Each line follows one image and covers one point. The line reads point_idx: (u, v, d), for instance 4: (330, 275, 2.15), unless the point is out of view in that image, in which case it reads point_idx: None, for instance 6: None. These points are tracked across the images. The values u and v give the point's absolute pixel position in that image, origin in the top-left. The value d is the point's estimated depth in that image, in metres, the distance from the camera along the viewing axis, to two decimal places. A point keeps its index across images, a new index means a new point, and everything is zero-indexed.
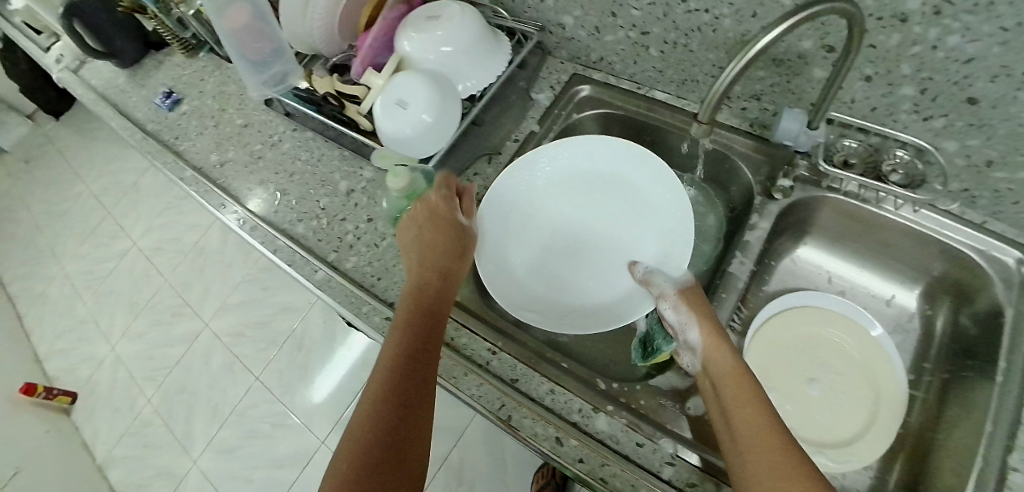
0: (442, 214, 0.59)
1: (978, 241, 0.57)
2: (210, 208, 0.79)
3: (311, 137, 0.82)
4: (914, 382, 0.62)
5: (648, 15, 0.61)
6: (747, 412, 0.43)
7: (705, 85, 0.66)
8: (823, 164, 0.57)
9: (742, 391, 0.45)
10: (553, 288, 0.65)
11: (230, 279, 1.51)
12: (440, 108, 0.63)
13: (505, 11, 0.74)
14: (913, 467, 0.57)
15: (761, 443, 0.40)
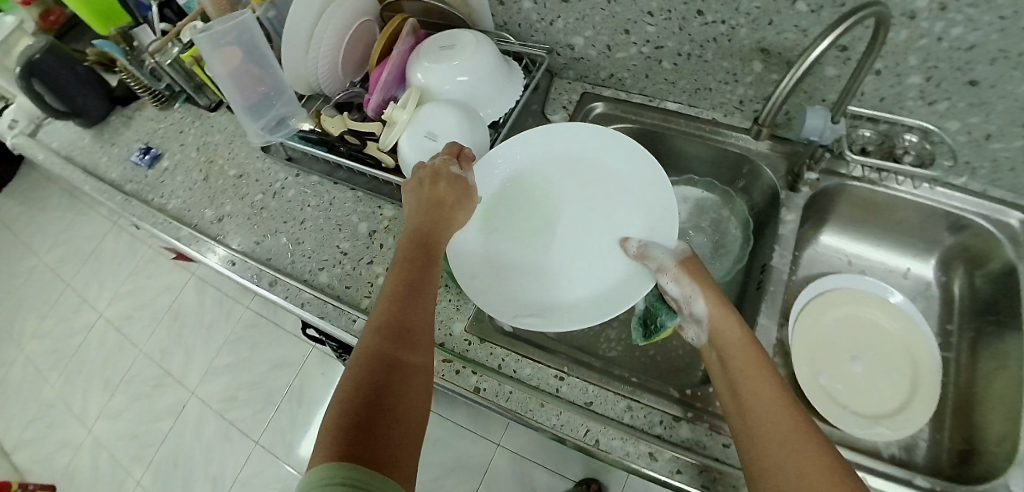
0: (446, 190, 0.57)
1: (983, 207, 0.64)
2: (194, 254, 0.75)
3: (318, 181, 0.77)
4: (945, 345, 0.68)
5: (663, 30, 0.63)
6: (758, 384, 0.44)
7: (719, 92, 0.68)
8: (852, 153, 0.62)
9: (750, 363, 0.46)
10: (540, 281, 0.60)
11: (213, 339, 1.40)
12: (472, 137, 0.63)
13: (510, 36, 0.73)
14: (963, 421, 0.61)
15: (776, 417, 0.41)
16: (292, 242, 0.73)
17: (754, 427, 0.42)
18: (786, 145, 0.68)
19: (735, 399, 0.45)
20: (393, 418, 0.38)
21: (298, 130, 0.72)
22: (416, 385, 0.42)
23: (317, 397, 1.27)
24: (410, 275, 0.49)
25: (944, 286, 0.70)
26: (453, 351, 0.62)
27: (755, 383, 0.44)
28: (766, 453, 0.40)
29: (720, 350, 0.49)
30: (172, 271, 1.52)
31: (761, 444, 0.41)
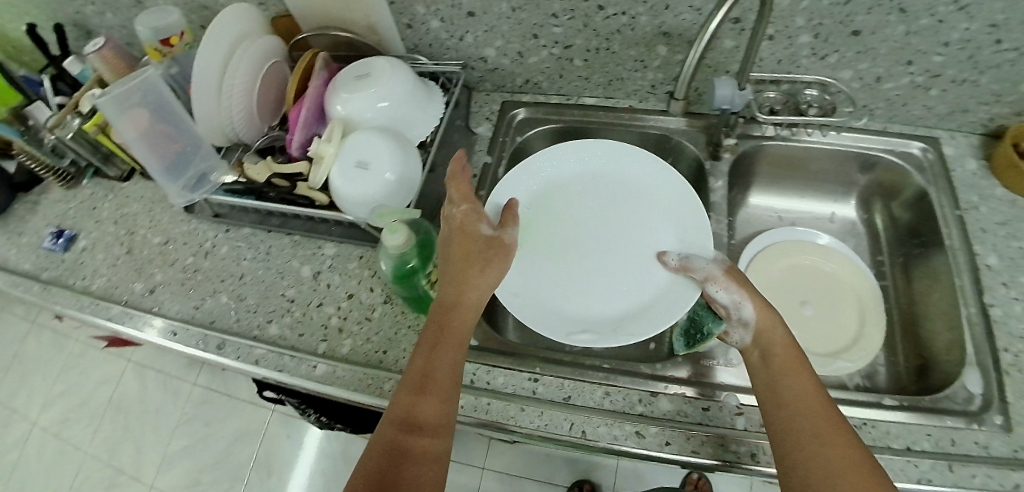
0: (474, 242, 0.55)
1: (889, 144, 0.71)
2: (127, 331, 0.70)
3: (251, 233, 0.74)
4: (881, 273, 0.75)
5: (569, 29, 0.65)
6: (805, 388, 0.46)
7: (632, 80, 0.71)
8: (761, 115, 0.65)
9: (798, 369, 0.48)
10: (585, 297, 0.62)
11: (161, 427, 1.30)
12: (403, 161, 0.62)
13: (424, 57, 0.73)
14: (913, 336, 0.69)
15: (818, 419, 0.44)
16: (236, 299, 0.70)
17: (793, 424, 0.44)
18: (701, 117, 0.71)
19: (772, 396, 0.47)
20: (401, 490, 0.40)
21: (221, 184, 0.69)
22: (435, 449, 0.44)
23: (282, 465, 1.20)
24: (439, 332, 0.50)
25: (869, 221, 0.78)
26: None
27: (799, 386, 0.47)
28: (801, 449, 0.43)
29: (764, 350, 0.51)
30: (104, 363, 1.40)
31: (799, 440, 0.43)
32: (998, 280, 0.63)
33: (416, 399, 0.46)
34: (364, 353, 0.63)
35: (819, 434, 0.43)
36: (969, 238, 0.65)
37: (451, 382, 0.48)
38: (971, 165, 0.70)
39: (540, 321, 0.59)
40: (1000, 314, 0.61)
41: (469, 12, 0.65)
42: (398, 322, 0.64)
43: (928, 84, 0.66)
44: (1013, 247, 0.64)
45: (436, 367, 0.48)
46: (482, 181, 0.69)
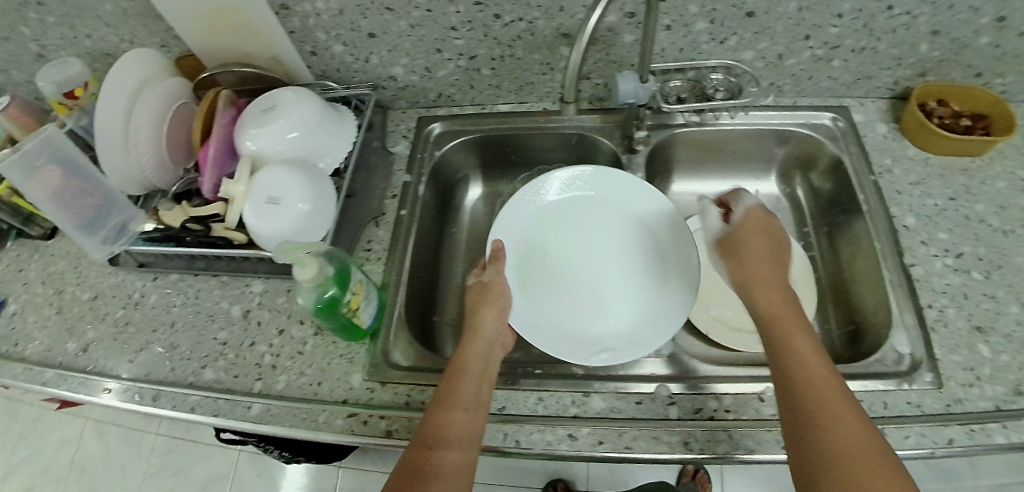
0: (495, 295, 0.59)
1: (799, 118, 0.72)
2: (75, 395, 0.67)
3: (179, 278, 0.73)
4: (808, 245, 0.77)
5: (470, 40, 0.65)
6: (817, 368, 0.46)
7: (541, 83, 0.72)
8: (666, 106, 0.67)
9: (805, 346, 0.48)
10: (600, 319, 0.62)
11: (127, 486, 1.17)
12: (315, 191, 0.62)
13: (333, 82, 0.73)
14: (842, 302, 0.70)
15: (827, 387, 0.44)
16: (169, 348, 0.69)
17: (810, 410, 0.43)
18: (614, 113, 0.72)
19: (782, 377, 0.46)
20: None
21: (141, 233, 0.69)
22: (457, 467, 0.45)
23: None
24: (474, 375, 0.52)
25: (791, 195, 0.79)
26: (357, 403, 0.60)
27: (812, 370, 0.46)
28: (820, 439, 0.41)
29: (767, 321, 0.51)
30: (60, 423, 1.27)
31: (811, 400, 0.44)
32: (917, 239, 0.64)
33: (446, 417, 0.47)
34: (299, 387, 0.63)
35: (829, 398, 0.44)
36: (886, 200, 0.66)
37: (476, 419, 0.49)
38: (882, 129, 0.72)
39: (559, 347, 0.58)
40: (920, 274, 0.62)
41: (369, 33, 0.66)
42: (331, 352, 0.65)
43: (829, 55, 0.67)
44: (928, 205, 0.66)
45: (465, 402, 0.49)
46: (403, 198, 0.71)
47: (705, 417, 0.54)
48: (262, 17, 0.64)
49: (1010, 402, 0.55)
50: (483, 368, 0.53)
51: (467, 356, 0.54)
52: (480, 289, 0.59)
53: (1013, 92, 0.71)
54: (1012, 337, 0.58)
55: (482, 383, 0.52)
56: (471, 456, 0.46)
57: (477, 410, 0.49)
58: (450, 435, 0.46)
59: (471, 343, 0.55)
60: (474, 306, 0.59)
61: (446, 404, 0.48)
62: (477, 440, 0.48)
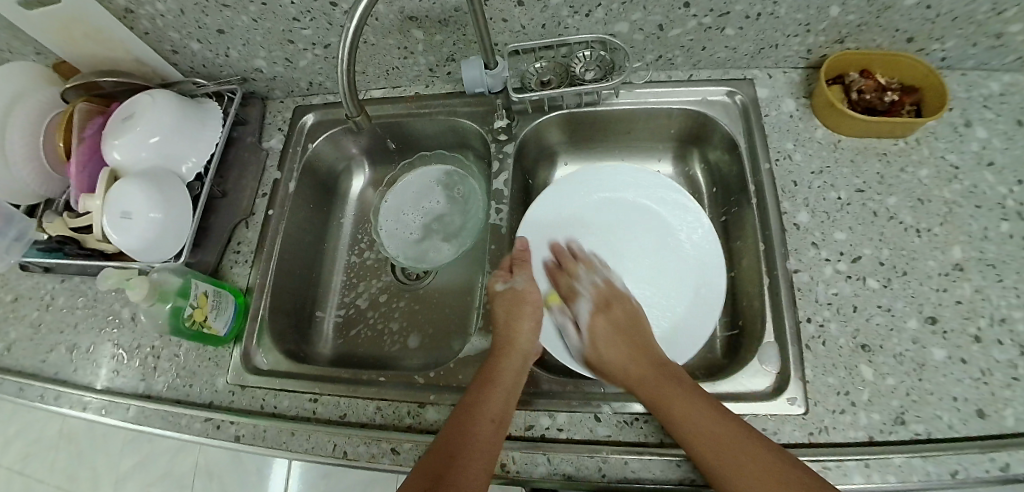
0: (527, 300, 0.58)
1: (693, 94, 0.66)
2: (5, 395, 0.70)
3: (81, 280, 0.74)
4: None
5: (317, 30, 0.64)
6: (704, 424, 0.46)
7: (406, 67, 0.70)
8: (517, 94, 0.61)
9: (690, 411, 0.47)
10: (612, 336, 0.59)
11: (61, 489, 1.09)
12: (166, 202, 0.62)
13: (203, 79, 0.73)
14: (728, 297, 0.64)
15: (739, 438, 0.45)
16: (71, 349, 0.71)
17: (715, 461, 0.44)
18: (479, 97, 0.70)
19: (674, 433, 0.47)
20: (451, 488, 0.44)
21: (35, 243, 0.68)
22: (479, 449, 0.47)
23: None
24: (504, 389, 0.51)
25: (689, 176, 0.72)
26: (219, 405, 0.62)
27: (689, 427, 0.46)
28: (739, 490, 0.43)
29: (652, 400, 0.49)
30: None
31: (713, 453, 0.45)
32: (807, 240, 0.57)
33: (476, 406, 0.50)
34: (173, 388, 0.65)
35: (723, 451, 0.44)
36: (778, 191, 0.59)
37: (499, 431, 0.49)
38: (790, 106, 0.63)
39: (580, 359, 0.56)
40: (804, 281, 0.55)
41: (218, 30, 0.65)
42: (200, 357, 0.66)
43: (718, 24, 0.59)
44: (828, 199, 0.58)
45: (490, 414, 0.49)
46: (273, 196, 0.72)
47: (536, 434, 0.52)
48: (106, 27, 0.63)
49: (881, 433, 0.48)
50: (513, 380, 0.53)
51: (500, 367, 0.53)
52: (513, 297, 0.58)
53: (952, 60, 0.62)
54: (902, 358, 0.51)
55: (510, 395, 0.51)
56: (489, 466, 0.47)
57: (501, 423, 0.49)
58: (471, 441, 0.47)
59: (506, 354, 0.54)
60: (508, 317, 0.57)
61: (472, 412, 0.49)
62: (496, 451, 0.48)
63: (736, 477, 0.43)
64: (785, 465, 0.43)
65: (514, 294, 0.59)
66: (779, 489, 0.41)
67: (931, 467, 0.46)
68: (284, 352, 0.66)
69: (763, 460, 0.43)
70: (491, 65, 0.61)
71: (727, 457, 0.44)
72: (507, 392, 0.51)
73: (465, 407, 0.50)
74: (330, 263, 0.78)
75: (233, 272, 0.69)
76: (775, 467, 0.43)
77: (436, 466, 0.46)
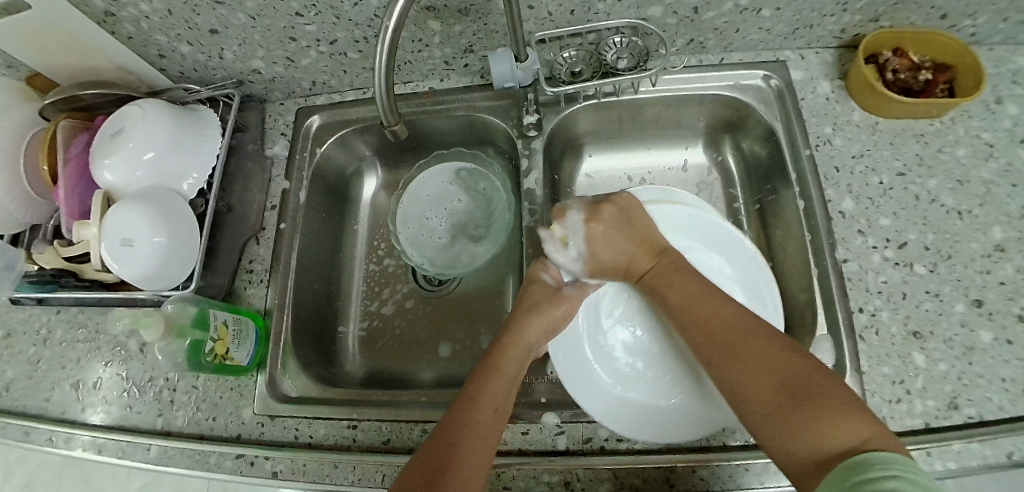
0: (559, 305, 0.55)
1: (725, 79, 0.63)
2: (10, 441, 0.65)
3: (78, 311, 0.69)
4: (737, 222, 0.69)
5: (323, 24, 0.58)
6: (717, 308, 0.46)
7: (420, 61, 0.65)
8: (551, 88, 0.58)
9: (700, 289, 0.49)
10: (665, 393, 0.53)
11: None
12: (170, 225, 0.57)
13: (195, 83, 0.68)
14: None
15: (757, 376, 0.40)
16: (77, 385, 0.65)
17: (724, 361, 0.43)
18: (504, 91, 0.66)
19: (688, 334, 0.47)
20: (449, 469, 0.41)
21: (25, 276, 0.62)
22: (481, 435, 0.44)
23: None
24: (508, 377, 0.49)
25: (720, 163, 0.70)
26: (249, 439, 0.59)
27: (697, 315, 0.47)
28: (746, 401, 0.40)
29: (714, 328, 0.45)
30: None
31: (741, 397, 0.41)
32: (854, 227, 0.56)
33: (480, 393, 0.47)
34: (195, 423, 0.61)
35: (747, 387, 0.40)
36: (821, 179, 0.59)
37: (499, 421, 0.46)
38: (824, 88, 0.62)
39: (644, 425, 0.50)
40: (851, 269, 0.55)
41: (211, 29, 0.59)
42: (221, 387, 0.62)
43: (756, 5, 0.56)
44: (870, 185, 0.58)
45: (494, 403, 0.46)
46: (282, 208, 0.68)
47: (595, 447, 0.51)
48: (87, 32, 0.57)
49: (936, 419, 0.49)
50: (517, 371, 0.51)
51: (506, 356, 0.51)
52: (552, 293, 0.56)
53: (983, 35, 0.61)
54: (952, 343, 0.51)
55: (513, 386, 0.49)
56: (488, 456, 0.44)
57: (501, 412, 0.47)
58: (472, 426, 0.44)
59: (517, 343, 0.52)
60: (529, 305, 0.55)
61: (476, 395, 0.47)
62: (496, 439, 0.45)
63: (740, 382, 0.41)
64: (806, 366, 0.40)
65: (549, 293, 0.56)
66: (789, 401, 0.38)
67: (988, 450, 0.47)
68: (313, 375, 0.63)
69: (763, 345, 0.42)
70: (524, 59, 0.58)
71: (737, 371, 0.41)
72: (510, 385, 0.49)
73: (468, 394, 0.47)
74: (347, 273, 0.74)
75: (247, 293, 0.64)
76: (786, 354, 0.41)
77: (435, 454, 0.42)
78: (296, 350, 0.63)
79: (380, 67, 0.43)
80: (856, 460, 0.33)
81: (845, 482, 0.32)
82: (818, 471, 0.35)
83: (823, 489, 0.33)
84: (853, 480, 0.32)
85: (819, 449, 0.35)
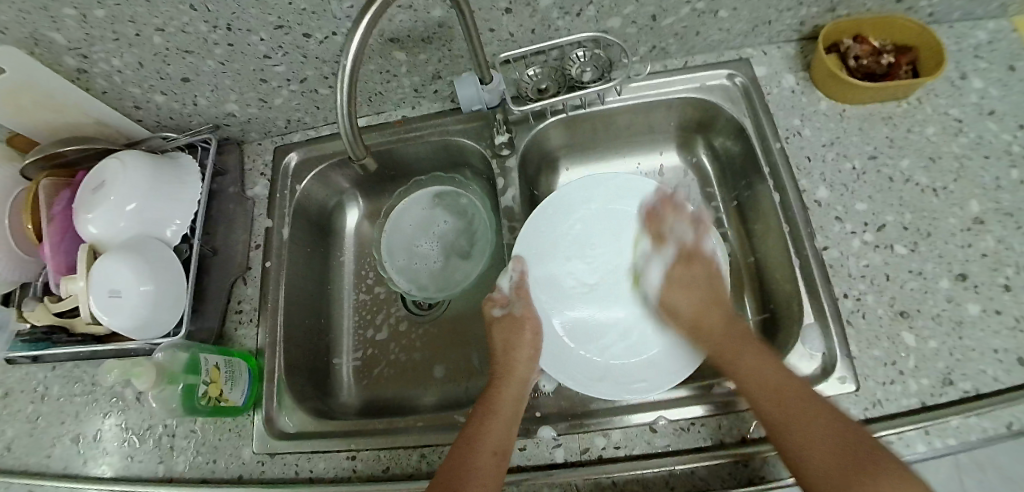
0: (530, 332, 0.58)
1: (691, 81, 0.64)
2: None
3: (73, 365, 0.69)
4: (718, 220, 0.69)
5: (291, 64, 0.60)
6: (769, 367, 0.48)
7: (390, 91, 0.66)
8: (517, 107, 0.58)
9: (762, 361, 0.49)
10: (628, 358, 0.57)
11: None
12: (157, 273, 0.57)
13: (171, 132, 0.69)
14: (757, 280, 0.64)
15: (814, 424, 0.43)
16: (78, 439, 0.65)
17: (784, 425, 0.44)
18: (475, 112, 0.67)
19: (740, 387, 0.49)
20: None
21: (17, 334, 0.62)
22: (480, 472, 0.46)
23: None
24: (504, 418, 0.51)
25: (695, 164, 0.71)
26: (250, 478, 0.58)
27: (752, 370, 0.49)
28: (812, 458, 0.42)
29: (776, 391, 0.46)
30: None
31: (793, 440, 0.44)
32: (831, 215, 0.57)
33: (476, 437, 0.49)
34: (197, 467, 0.61)
35: (806, 436, 0.43)
36: (794, 170, 0.59)
37: (500, 463, 0.48)
38: (789, 81, 0.63)
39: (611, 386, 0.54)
40: (833, 257, 0.55)
41: (182, 78, 0.61)
42: (220, 428, 0.62)
43: (712, 8, 0.57)
44: (844, 171, 0.59)
45: (492, 445, 0.48)
46: (267, 246, 0.68)
47: (594, 457, 0.51)
48: (61, 91, 0.58)
49: (933, 397, 0.48)
50: (514, 408, 0.52)
51: (501, 394, 0.53)
52: (510, 321, 0.59)
53: (940, 14, 0.62)
54: (941, 319, 0.51)
55: (511, 426, 0.50)
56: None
57: (501, 454, 0.48)
58: (469, 469, 0.47)
59: (505, 383, 0.55)
60: (505, 342, 0.58)
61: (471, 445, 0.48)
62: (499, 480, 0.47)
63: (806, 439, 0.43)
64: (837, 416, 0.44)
65: (518, 321, 0.59)
66: (850, 449, 0.42)
67: (986, 424, 0.46)
68: (310, 408, 0.63)
69: (785, 388, 0.46)
70: (489, 81, 0.58)
71: (797, 428, 0.44)
72: (507, 422, 0.50)
73: (465, 440, 0.49)
74: (337, 305, 0.75)
75: (238, 333, 0.65)
76: (834, 423, 0.44)
77: None
78: (291, 386, 0.63)
79: (343, 102, 0.44)
80: None
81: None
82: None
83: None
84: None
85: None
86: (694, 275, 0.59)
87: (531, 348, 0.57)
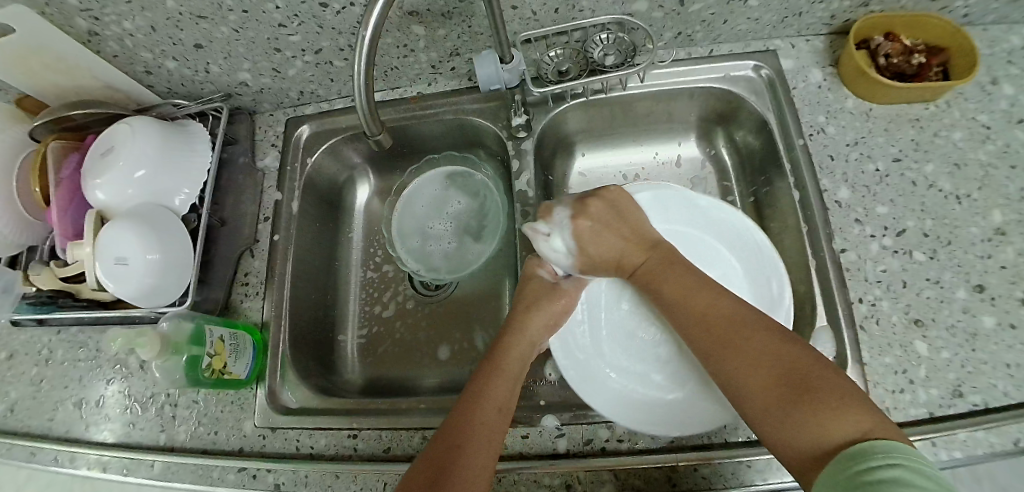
0: (564, 304, 0.55)
1: (716, 71, 0.63)
2: (18, 462, 0.65)
3: (78, 331, 0.69)
4: None
5: (306, 34, 0.58)
6: (711, 302, 0.46)
7: (407, 66, 0.64)
8: (535, 87, 0.57)
9: (687, 283, 0.49)
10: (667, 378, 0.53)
11: None
12: (164, 243, 0.57)
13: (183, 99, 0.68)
14: None
15: (751, 371, 0.40)
16: (80, 404, 0.66)
17: (718, 357, 0.43)
18: (492, 93, 0.65)
19: (681, 322, 0.47)
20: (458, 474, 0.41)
21: (22, 297, 0.62)
22: (487, 424, 0.45)
23: None
24: (510, 376, 0.50)
25: (714, 157, 0.70)
26: (250, 452, 0.59)
27: (687, 301, 0.47)
28: (749, 393, 0.40)
29: (707, 325, 0.45)
30: None
31: (735, 378, 0.41)
32: (851, 216, 0.56)
33: (483, 393, 0.47)
34: (198, 437, 0.61)
35: (739, 376, 0.41)
36: (815, 168, 0.58)
37: (504, 420, 0.46)
38: (816, 76, 0.62)
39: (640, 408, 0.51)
40: (850, 259, 0.54)
41: (195, 44, 0.59)
42: (222, 400, 0.62)
43: None
44: (866, 172, 0.57)
45: (497, 402, 0.47)
46: (275, 219, 0.67)
47: (597, 449, 0.50)
48: (72, 51, 0.57)
49: (941, 408, 0.48)
50: (519, 367, 0.51)
51: (507, 353, 0.51)
52: (550, 291, 0.56)
53: (976, 15, 0.60)
54: (955, 329, 0.50)
55: (515, 384, 0.50)
56: (493, 455, 0.44)
57: (505, 412, 0.47)
58: (477, 424, 0.45)
59: (518, 339, 0.53)
60: (528, 304, 0.55)
61: (478, 400, 0.46)
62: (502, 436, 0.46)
63: (740, 374, 0.41)
64: (794, 352, 0.40)
65: (557, 295, 0.56)
66: (791, 393, 0.38)
67: (994, 437, 0.46)
68: (313, 385, 0.63)
69: (741, 317, 0.44)
70: (507, 59, 0.57)
71: (732, 358, 0.42)
72: (510, 380, 0.49)
73: (470, 396, 0.47)
74: (343, 282, 0.74)
75: (243, 307, 0.64)
76: (775, 347, 0.41)
77: (443, 452, 0.43)
78: (295, 362, 0.63)
79: (360, 74, 0.43)
80: (858, 448, 0.33)
81: (849, 467, 0.33)
82: (818, 467, 0.35)
83: (827, 479, 0.33)
84: (858, 467, 0.32)
85: (826, 444, 0.35)
86: (614, 217, 0.56)
87: (556, 314, 0.55)
